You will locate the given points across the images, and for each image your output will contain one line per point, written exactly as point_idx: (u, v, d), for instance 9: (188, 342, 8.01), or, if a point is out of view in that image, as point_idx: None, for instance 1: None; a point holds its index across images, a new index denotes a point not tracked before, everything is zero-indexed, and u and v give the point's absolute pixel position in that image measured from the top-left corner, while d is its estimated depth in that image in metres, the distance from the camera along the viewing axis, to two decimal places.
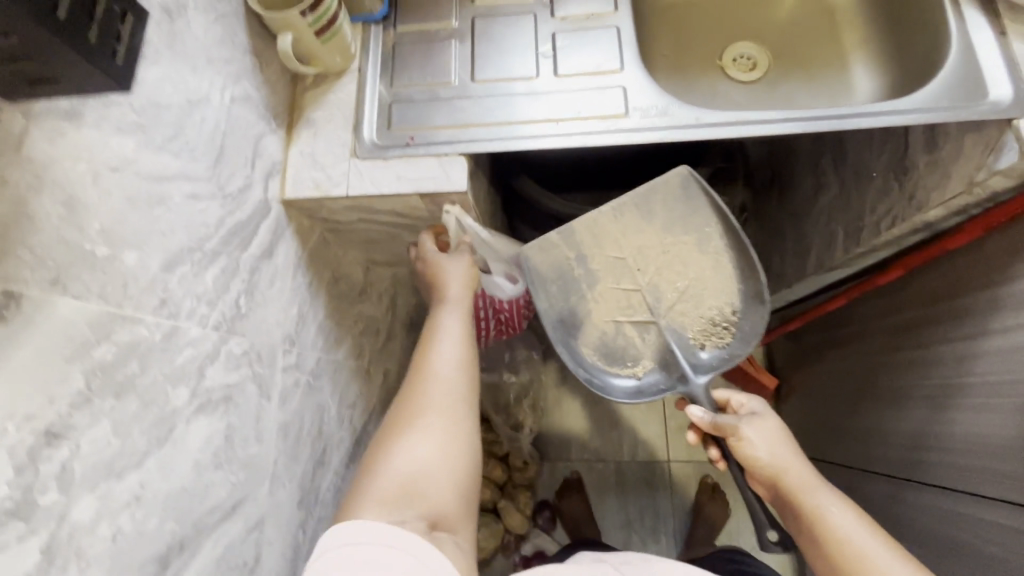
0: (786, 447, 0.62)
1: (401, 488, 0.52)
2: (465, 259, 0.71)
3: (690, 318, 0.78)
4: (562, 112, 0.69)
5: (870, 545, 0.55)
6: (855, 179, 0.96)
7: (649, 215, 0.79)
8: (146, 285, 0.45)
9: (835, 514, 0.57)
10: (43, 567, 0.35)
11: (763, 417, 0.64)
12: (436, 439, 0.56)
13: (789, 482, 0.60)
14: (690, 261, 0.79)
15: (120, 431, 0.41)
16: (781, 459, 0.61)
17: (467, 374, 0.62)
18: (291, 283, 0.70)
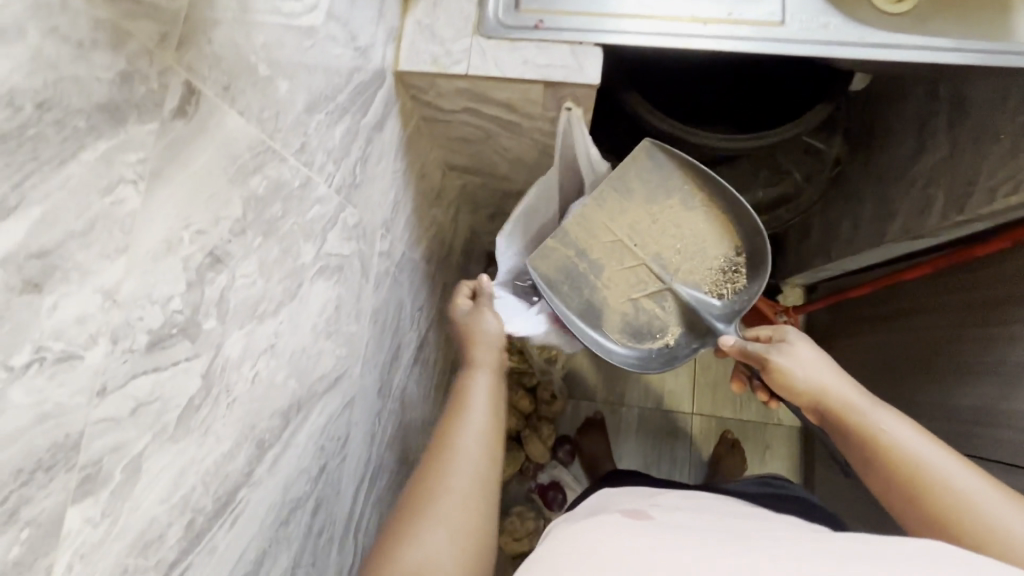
0: (828, 370, 0.58)
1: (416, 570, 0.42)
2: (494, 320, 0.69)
3: (699, 272, 0.76)
4: (712, 12, 0.63)
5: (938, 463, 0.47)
6: (971, 141, 0.90)
7: (628, 191, 0.76)
8: (292, 123, 0.41)
9: (888, 423, 0.51)
10: (203, 393, 0.33)
11: (802, 342, 0.61)
12: (456, 522, 0.46)
13: (831, 399, 0.55)
14: (681, 220, 0.77)
15: (264, 272, 0.38)
16: (821, 381, 0.57)
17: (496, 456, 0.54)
18: (392, 166, 0.66)
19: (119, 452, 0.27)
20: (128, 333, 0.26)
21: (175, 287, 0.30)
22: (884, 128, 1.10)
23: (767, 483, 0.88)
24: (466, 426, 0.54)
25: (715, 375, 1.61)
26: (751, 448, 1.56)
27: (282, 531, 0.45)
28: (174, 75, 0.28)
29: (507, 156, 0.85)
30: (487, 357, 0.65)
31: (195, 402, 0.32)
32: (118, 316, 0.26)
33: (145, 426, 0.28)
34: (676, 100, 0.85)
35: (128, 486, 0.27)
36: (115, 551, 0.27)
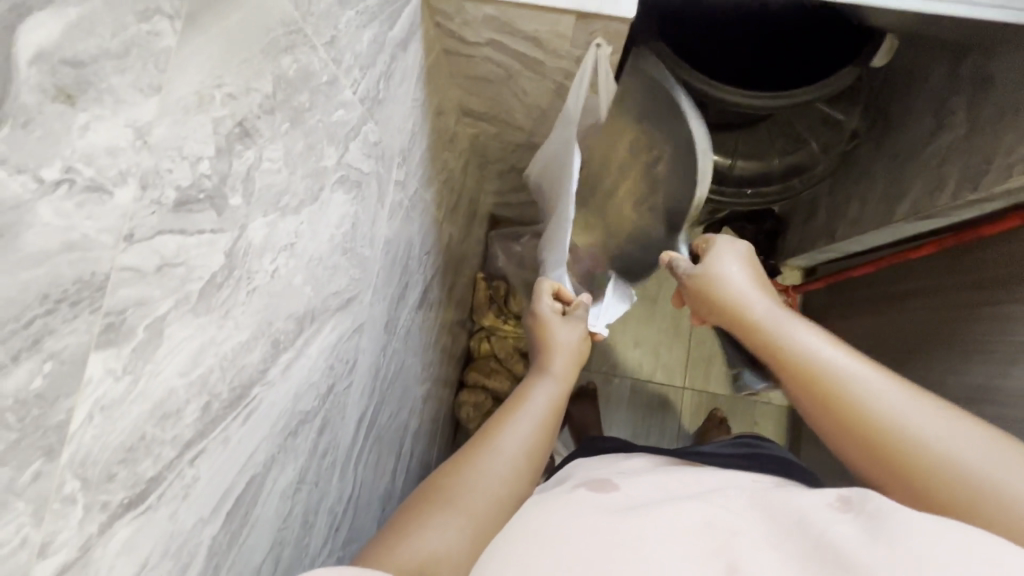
0: (756, 293, 0.62)
1: (423, 557, 0.40)
2: (575, 330, 0.73)
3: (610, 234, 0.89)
4: None
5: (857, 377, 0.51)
6: (992, 119, 0.89)
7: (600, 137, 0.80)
8: (324, 10, 0.39)
9: (803, 338, 0.56)
10: (225, 271, 0.31)
11: (730, 257, 0.66)
12: (481, 498, 0.47)
13: (751, 316, 0.61)
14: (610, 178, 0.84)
15: (288, 163, 0.37)
16: (746, 298, 0.62)
17: (531, 465, 0.53)
18: (412, 93, 0.63)
19: (143, 308, 0.25)
20: (156, 183, 0.25)
21: (204, 149, 0.28)
22: (903, 104, 1.09)
23: (750, 444, 0.90)
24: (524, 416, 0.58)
25: (709, 351, 1.63)
26: (738, 422, 1.59)
27: (290, 443, 0.44)
28: None
29: (525, 102, 0.83)
30: (562, 370, 0.67)
31: (218, 279, 0.31)
32: (149, 160, 0.24)
33: (169, 289, 0.27)
34: (702, 53, 0.84)
35: (150, 348, 0.26)
36: (133, 415, 0.26)
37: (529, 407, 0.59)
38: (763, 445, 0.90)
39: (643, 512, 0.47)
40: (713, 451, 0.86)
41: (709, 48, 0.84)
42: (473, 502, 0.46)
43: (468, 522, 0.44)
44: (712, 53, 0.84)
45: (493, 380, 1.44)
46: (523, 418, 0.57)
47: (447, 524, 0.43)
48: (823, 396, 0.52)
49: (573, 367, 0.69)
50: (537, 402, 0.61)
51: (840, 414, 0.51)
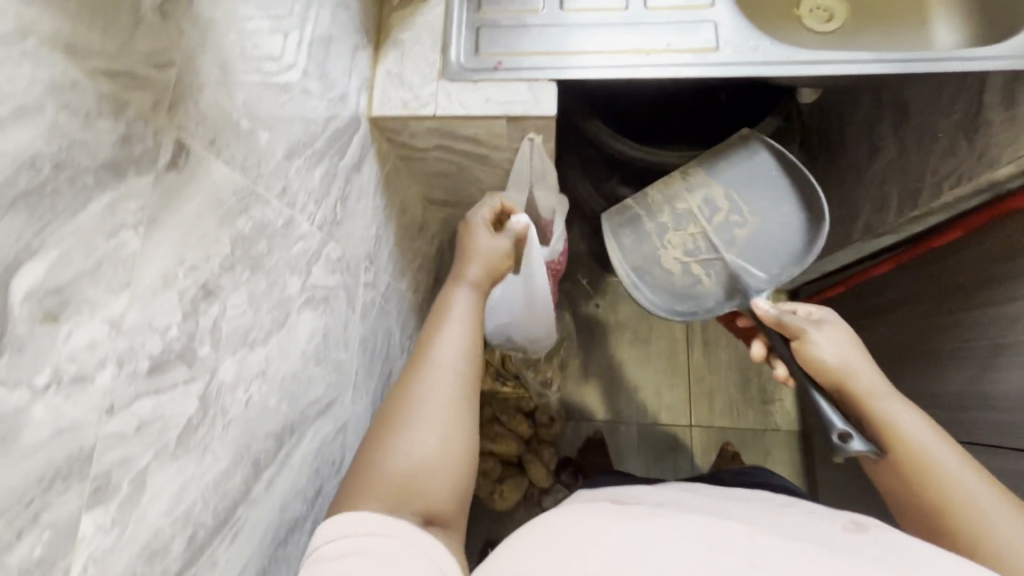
0: (859, 357, 0.58)
1: (405, 475, 0.47)
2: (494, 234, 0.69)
3: (679, 272, 0.80)
4: (651, 43, 0.69)
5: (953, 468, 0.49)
6: (916, 140, 0.95)
7: (743, 185, 0.80)
8: (273, 168, 0.45)
9: (909, 421, 0.52)
10: (200, 414, 0.36)
11: (828, 327, 0.61)
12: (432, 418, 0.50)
13: (857, 385, 0.56)
14: (751, 228, 0.79)
15: (252, 303, 0.42)
16: (849, 364, 0.57)
17: (471, 361, 0.56)
18: (372, 202, 0.71)
19: (126, 465, 0.30)
20: (132, 359, 0.30)
21: (172, 317, 0.33)
22: (838, 131, 1.16)
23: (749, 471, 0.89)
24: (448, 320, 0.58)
25: (709, 385, 1.64)
26: (750, 453, 1.58)
27: (281, 551, 0.48)
28: (166, 134, 0.33)
29: (482, 187, 0.90)
30: (477, 277, 0.64)
31: (194, 422, 0.36)
32: (122, 343, 0.29)
33: (148, 443, 0.32)
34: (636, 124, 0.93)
35: (134, 498, 0.30)
36: (123, 559, 0.30)
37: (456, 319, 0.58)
38: (762, 471, 0.89)
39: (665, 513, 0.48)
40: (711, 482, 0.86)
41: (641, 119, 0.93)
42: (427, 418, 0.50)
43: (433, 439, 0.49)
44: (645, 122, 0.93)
45: (500, 444, 1.49)
46: (455, 323, 0.57)
47: (419, 447, 0.49)
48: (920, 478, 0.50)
49: (487, 272, 0.66)
50: (460, 311, 0.59)
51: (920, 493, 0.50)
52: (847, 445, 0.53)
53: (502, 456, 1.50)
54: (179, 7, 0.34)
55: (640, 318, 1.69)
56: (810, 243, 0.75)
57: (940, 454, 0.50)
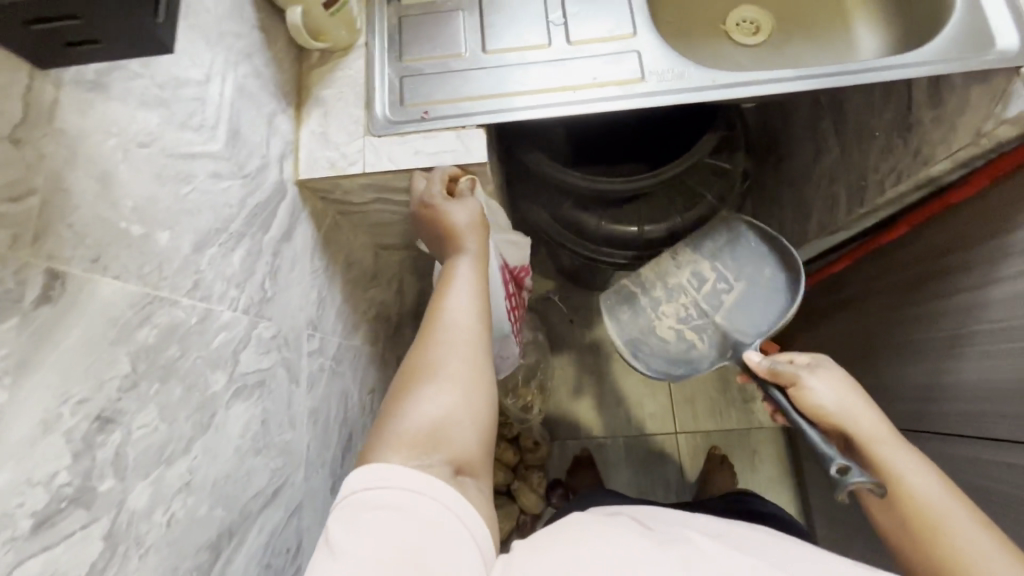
0: (859, 402, 0.60)
1: (429, 428, 0.48)
2: (471, 208, 0.63)
3: (673, 338, 0.86)
4: (577, 79, 0.68)
5: (951, 515, 0.51)
6: (856, 139, 0.97)
7: (729, 250, 0.88)
8: (180, 265, 0.43)
9: (907, 469, 0.55)
10: (107, 554, 0.34)
11: (826, 372, 0.63)
12: (455, 378, 0.51)
13: (860, 432, 0.58)
14: (736, 293, 0.85)
15: (166, 416, 0.40)
16: (848, 410, 0.59)
17: (486, 323, 0.56)
18: (309, 267, 0.68)
19: None
20: (6, 524, 0.28)
21: (58, 462, 0.31)
22: (783, 133, 1.17)
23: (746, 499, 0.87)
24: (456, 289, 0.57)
25: (689, 389, 1.64)
26: (736, 454, 1.58)
27: None
28: (33, 269, 0.31)
29: None
30: (474, 242, 0.62)
31: (100, 565, 0.33)
32: None
33: None
34: (578, 151, 0.93)
35: None
36: None
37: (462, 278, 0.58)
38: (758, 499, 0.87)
39: (682, 536, 0.50)
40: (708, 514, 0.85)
41: (584, 146, 0.93)
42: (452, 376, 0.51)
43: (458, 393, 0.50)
44: (588, 149, 0.94)
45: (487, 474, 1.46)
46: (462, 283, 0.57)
47: (442, 403, 0.50)
48: (919, 524, 0.52)
49: (483, 237, 0.62)
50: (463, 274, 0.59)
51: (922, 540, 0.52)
52: (847, 477, 0.52)
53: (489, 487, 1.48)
54: (34, 129, 0.31)
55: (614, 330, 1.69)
56: (791, 301, 0.81)
57: (939, 502, 0.52)
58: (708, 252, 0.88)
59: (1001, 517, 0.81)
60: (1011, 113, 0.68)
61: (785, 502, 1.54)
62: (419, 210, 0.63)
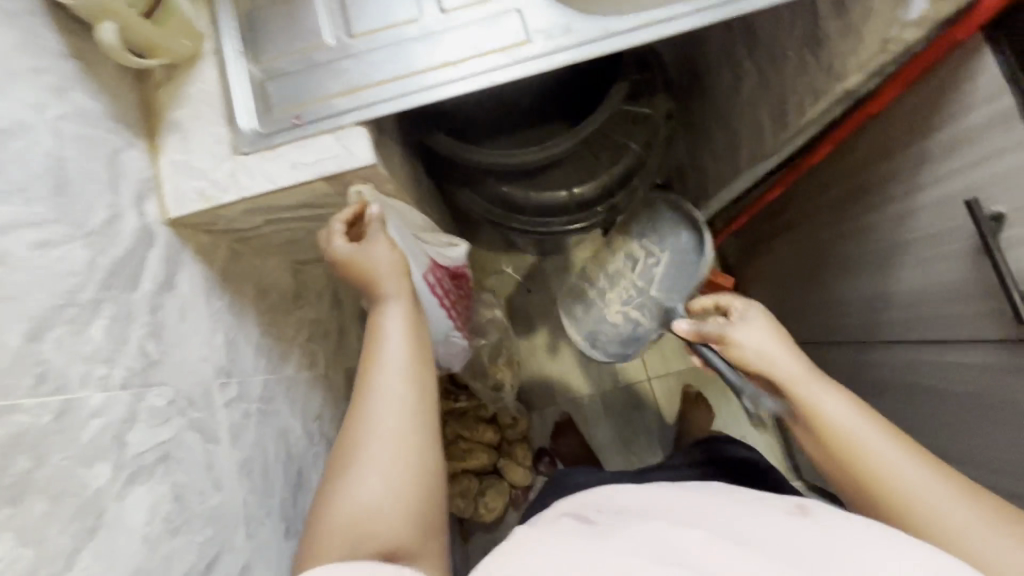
0: (777, 345, 0.61)
1: (356, 517, 0.46)
2: (386, 242, 0.62)
3: (616, 319, 0.92)
4: (458, 51, 0.61)
5: (866, 437, 0.53)
6: (770, 61, 0.93)
7: (658, 221, 0.87)
8: (9, 365, 0.37)
9: (825, 400, 0.56)
10: None
11: (746, 323, 0.63)
12: (383, 461, 0.49)
13: (780, 374, 0.59)
14: (667, 265, 0.86)
15: (28, 540, 0.35)
16: (768, 356, 0.60)
17: (419, 387, 0.54)
18: (206, 311, 0.62)
19: None
20: None
21: None
22: (703, 63, 1.13)
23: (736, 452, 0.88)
24: (381, 355, 0.55)
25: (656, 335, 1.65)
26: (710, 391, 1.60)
27: None
28: None
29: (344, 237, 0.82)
30: (394, 285, 0.61)
31: None
32: None
33: None
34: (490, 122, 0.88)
35: None
36: None
37: (384, 337, 0.57)
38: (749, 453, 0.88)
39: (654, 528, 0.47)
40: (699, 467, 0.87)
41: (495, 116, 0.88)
42: (378, 458, 0.49)
43: (385, 474, 0.48)
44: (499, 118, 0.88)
45: (472, 459, 1.46)
46: (388, 347, 0.55)
47: (368, 485, 0.48)
48: (839, 453, 0.54)
49: (402, 277, 0.62)
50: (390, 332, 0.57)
51: (845, 465, 0.54)
52: (761, 403, 0.62)
53: (476, 470, 1.48)
54: None
55: None
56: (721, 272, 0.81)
57: (861, 432, 0.53)
58: (636, 225, 0.89)
59: (953, 414, 0.84)
60: (911, 15, 0.65)
61: (762, 427, 1.58)
62: (331, 261, 0.62)
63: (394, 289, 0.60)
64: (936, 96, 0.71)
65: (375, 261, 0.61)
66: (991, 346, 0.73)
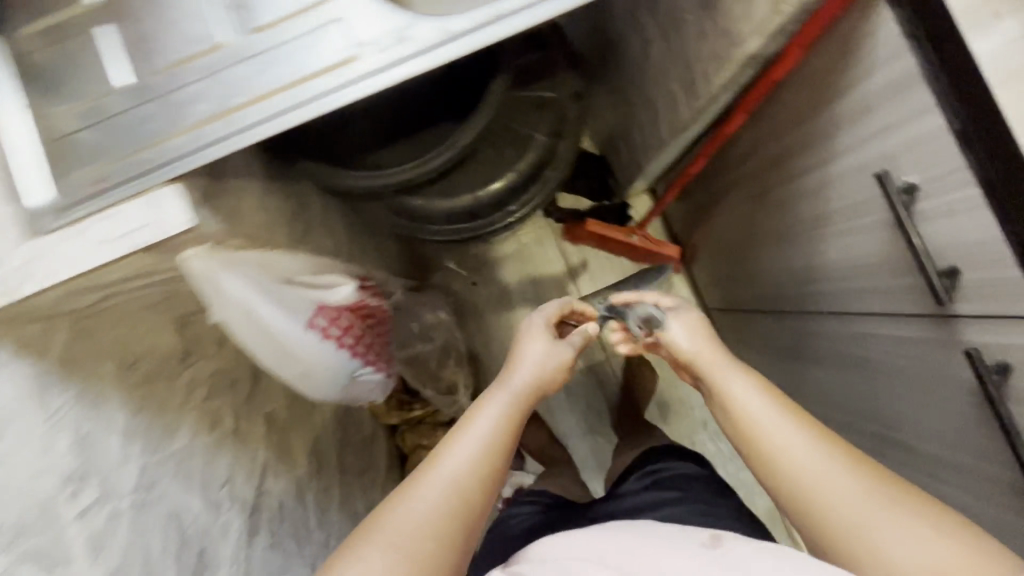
0: (704, 337, 0.64)
1: None
2: (544, 345, 0.70)
3: None
4: (276, 80, 0.52)
5: (768, 420, 0.54)
6: (671, 26, 0.84)
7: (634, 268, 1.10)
8: None
9: (734, 387, 0.58)
10: None
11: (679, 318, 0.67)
12: (406, 544, 0.48)
13: (702, 362, 0.62)
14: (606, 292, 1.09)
15: None
16: (694, 346, 0.63)
17: (482, 492, 0.53)
18: (40, 416, 0.55)
19: None
20: None
21: None
22: (613, 27, 1.02)
23: (696, 456, 0.89)
24: (464, 430, 0.57)
25: None
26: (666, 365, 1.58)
27: None
28: None
29: None
30: (523, 386, 0.64)
31: None
32: None
33: None
34: (371, 133, 0.81)
35: None
36: None
37: (487, 410, 0.59)
38: (704, 459, 0.89)
39: None
40: (674, 484, 0.82)
41: (375, 128, 0.81)
42: (406, 537, 0.48)
43: (399, 559, 0.47)
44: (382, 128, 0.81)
45: None
46: (471, 435, 0.56)
47: (375, 561, 0.47)
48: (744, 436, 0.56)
49: (534, 387, 0.65)
50: (488, 418, 0.58)
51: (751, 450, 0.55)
52: (649, 317, 0.68)
53: None
54: None
55: (521, 277, 1.60)
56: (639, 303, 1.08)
57: (762, 417, 0.55)
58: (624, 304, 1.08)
59: (889, 386, 0.81)
60: None
61: None
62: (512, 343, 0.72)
63: (515, 385, 0.63)
64: (835, 58, 0.63)
65: (528, 356, 0.67)
66: (918, 321, 0.69)
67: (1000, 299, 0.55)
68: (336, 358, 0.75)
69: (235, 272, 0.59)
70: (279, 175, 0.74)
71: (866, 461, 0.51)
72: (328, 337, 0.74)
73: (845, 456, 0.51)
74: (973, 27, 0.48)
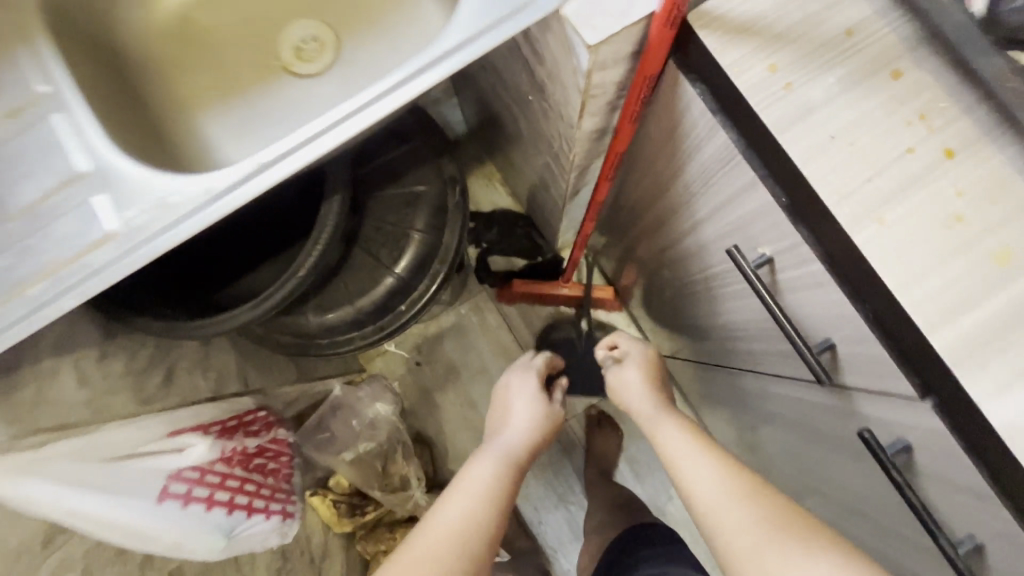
0: (648, 392, 0.72)
1: None
2: (533, 401, 0.72)
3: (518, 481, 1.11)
4: (29, 272, 0.47)
5: (686, 458, 0.59)
6: (524, 103, 0.79)
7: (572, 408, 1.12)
8: None
9: (666, 437, 0.63)
10: None
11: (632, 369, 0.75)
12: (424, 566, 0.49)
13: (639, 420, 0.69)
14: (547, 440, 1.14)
15: None
16: (637, 401, 0.71)
17: (482, 525, 0.54)
18: None
19: None
20: None
21: None
22: (487, 101, 0.98)
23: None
24: (465, 478, 0.59)
25: None
26: None
27: None
28: None
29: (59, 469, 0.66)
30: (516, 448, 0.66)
31: None
32: None
33: None
34: (226, 262, 0.77)
35: None
36: None
37: (482, 465, 0.61)
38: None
39: None
40: None
41: (230, 256, 0.77)
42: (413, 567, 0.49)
43: None
44: (239, 255, 0.77)
45: None
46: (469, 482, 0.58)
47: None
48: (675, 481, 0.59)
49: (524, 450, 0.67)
50: (481, 472, 0.60)
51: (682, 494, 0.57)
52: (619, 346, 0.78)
53: None
54: None
55: None
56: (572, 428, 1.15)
57: (682, 457, 0.59)
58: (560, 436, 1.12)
59: (818, 446, 0.73)
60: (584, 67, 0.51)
61: None
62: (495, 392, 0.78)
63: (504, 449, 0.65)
64: (668, 130, 0.59)
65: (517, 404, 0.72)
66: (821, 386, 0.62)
67: (878, 374, 0.49)
68: (208, 526, 0.68)
69: (33, 477, 0.51)
70: (116, 334, 0.69)
71: (821, 531, 0.48)
72: (202, 505, 0.68)
73: (794, 517, 0.50)
74: (763, 102, 0.44)
